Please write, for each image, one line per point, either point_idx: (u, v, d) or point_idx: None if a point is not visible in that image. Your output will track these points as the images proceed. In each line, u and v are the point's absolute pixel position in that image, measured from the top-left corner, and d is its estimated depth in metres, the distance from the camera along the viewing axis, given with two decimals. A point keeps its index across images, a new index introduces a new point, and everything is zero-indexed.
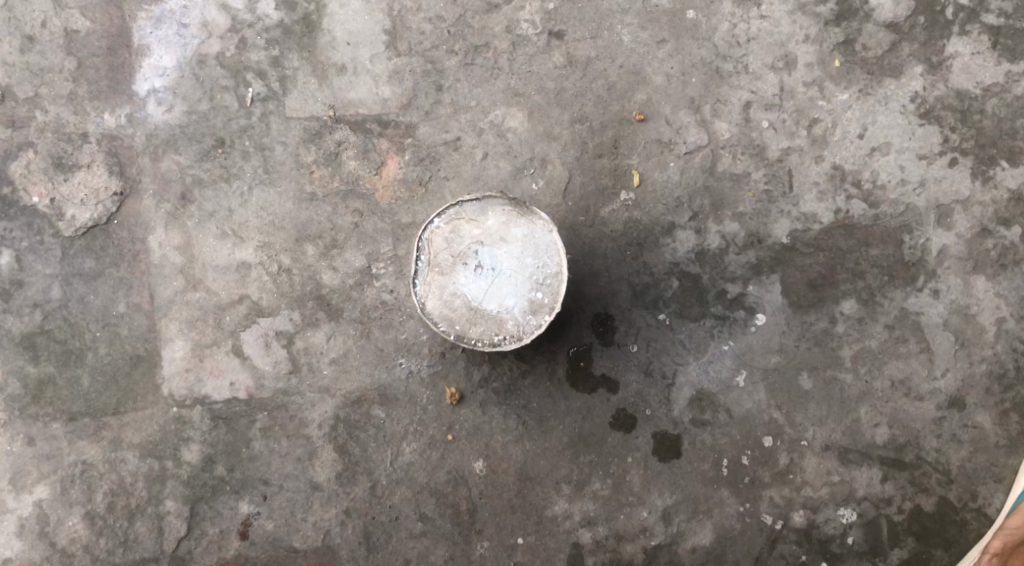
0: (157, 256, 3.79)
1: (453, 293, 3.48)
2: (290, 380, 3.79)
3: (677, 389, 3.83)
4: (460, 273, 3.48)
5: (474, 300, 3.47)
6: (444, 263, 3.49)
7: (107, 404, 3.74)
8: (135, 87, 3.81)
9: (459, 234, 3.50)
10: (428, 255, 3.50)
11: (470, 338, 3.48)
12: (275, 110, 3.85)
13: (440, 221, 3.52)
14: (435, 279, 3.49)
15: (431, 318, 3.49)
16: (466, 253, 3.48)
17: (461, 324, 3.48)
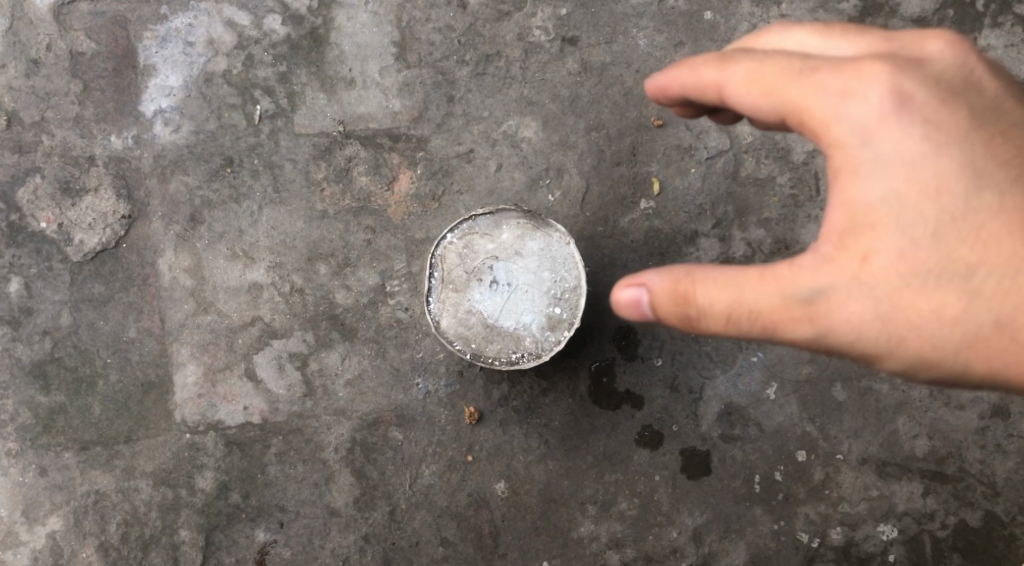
0: (167, 279, 3.71)
1: (468, 310, 3.37)
2: (305, 403, 3.69)
3: (705, 404, 3.69)
4: (475, 290, 3.37)
5: (489, 317, 3.36)
6: (458, 279, 3.38)
7: (118, 432, 3.66)
8: (141, 107, 3.74)
9: (473, 249, 3.38)
10: (441, 272, 3.39)
11: (487, 356, 3.36)
12: (284, 127, 3.77)
13: (453, 236, 3.40)
14: (449, 296, 3.37)
15: (446, 337, 3.37)
16: (482, 268, 3.37)
17: (477, 342, 3.37)
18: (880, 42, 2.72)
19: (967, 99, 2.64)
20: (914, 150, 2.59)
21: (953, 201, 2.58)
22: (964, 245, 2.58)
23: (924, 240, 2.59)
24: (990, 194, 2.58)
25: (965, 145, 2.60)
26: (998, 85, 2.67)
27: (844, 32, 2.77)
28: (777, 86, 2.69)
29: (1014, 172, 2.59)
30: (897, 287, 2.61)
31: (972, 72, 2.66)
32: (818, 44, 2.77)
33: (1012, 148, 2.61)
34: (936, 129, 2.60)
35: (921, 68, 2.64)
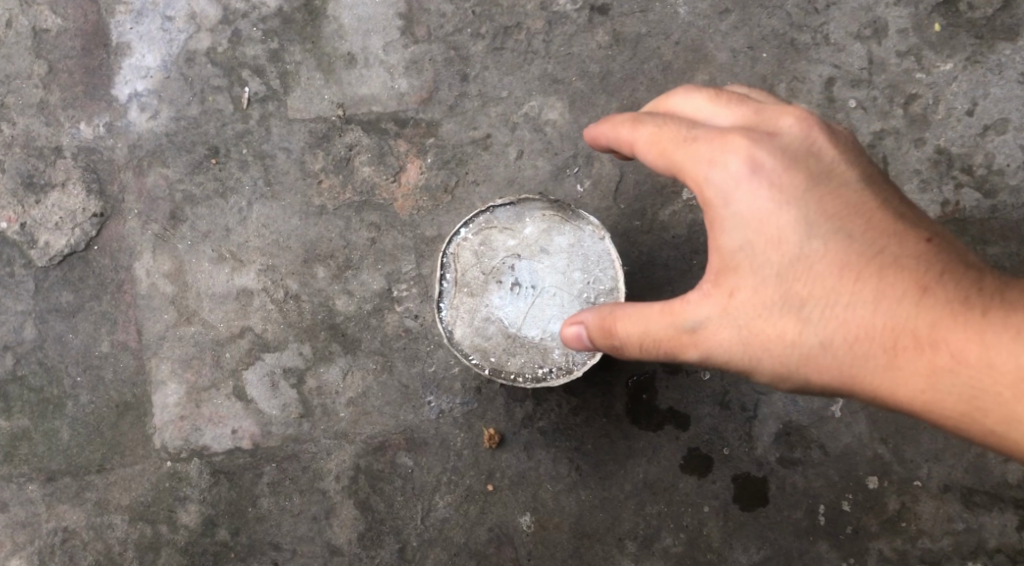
0: (145, 285, 3.27)
1: (485, 319, 2.90)
2: (301, 425, 3.24)
3: (760, 424, 3.20)
4: (494, 294, 2.90)
5: (511, 326, 2.89)
6: (474, 282, 2.91)
7: (90, 460, 3.21)
8: (115, 91, 3.30)
9: (491, 246, 2.91)
10: (453, 273, 2.92)
11: (508, 372, 2.89)
12: (276, 112, 3.32)
13: (468, 232, 2.93)
14: (463, 302, 2.90)
15: (460, 349, 2.90)
16: (501, 268, 2.90)
17: (497, 355, 2.89)
18: (753, 108, 2.44)
19: (812, 159, 2.39)
20: (763, 208, 2.37)
21: (791, 248, 2.36)
22: (810, 286, 2.36)
23: (768, 283, 2.38)
24: (818, 239, 2.36)
25: (801, 198, 2.37)
26: (841, 141, 2.42)
27: (732, 97, 2.46)
28: (666, 147, 2.43)
29: (841, 219, 2.37)
30: (748, 331, 2.39)
31: (819, 138, 2.40)
32: (705, 112, 2.47)
33: (840, 196, 2.38)
34: (781, 187, 2.37)
35: (778, 137, 2.39)
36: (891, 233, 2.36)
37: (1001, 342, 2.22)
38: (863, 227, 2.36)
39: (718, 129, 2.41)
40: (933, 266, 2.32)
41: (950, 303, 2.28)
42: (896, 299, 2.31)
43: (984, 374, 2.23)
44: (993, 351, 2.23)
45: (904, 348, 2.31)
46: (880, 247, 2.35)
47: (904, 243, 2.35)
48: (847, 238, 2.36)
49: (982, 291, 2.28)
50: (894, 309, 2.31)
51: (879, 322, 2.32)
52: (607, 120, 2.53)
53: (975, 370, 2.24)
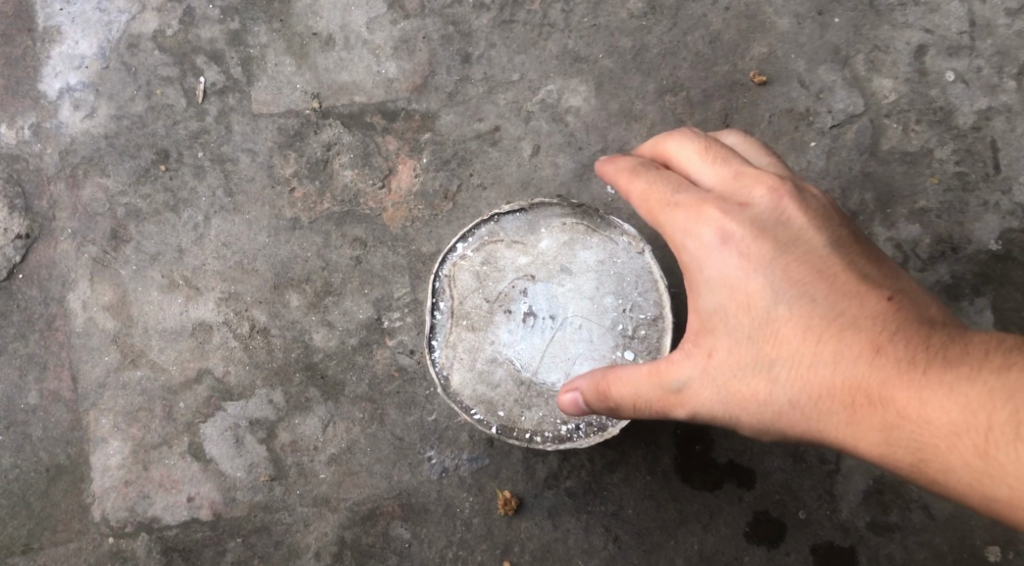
0: (80, 321, 2.67)
1: (491, 360, 2.27)
2: (272, 490, 2.62)
3: (845, 480, 2.54)
4: (502, 328, 2.28)
5: (524, 369, 2.26)
6: (475, 312, 2.29)
7: (14, 538, 2.61)
8: (42, 86, 2.73)
9: (496, 265, 2.30)
10: (449, 301, 2.31)
11: (522, 429, 2.26)
12: (237, 106, 2.73)
13: (467, 248, 2.32)
14: (462, 338, 2.28)
15: (459, 400, 2.28)
16: (510, 294, 2.28)
17: (507, 407, 2.26)
18: (732, 170, 1.99)
19: (781, 223, 1.94)
20: (732, 271, 1.93)
21: (756, 308, 1.92)
22: (779, 350, 1.90)
23: (737, 346, 1.92)
24: (781, 299, 1.90)
25: (765, 258, 1.92)
26: (817, 202, 1.96)
27: (722, 152, 2.01)
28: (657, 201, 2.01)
29: (803, 278, 1.90)
30: (716, 401, 1.93)
31: (793, 202, 1.94)
32: (689, 173, 2.03)
33: (803, 253, 1.92)
34: (751, 248, 1.93)
35: (751, 204, 1.95)
36: (855, 292, 1.88)
37: (946, 398, 1.75)
38: (822, 283, 1.90)
39: (698, 195, 1.98)
40: (896, 323, 1.84)
41: (905, 359, 1.80)
42: (852, 359, 1.84)
43: (929, 435, 1.76)
44: (939, 409, 1.75)
45: (859, 412, 1.83)
46: (841, 305, 1.88)
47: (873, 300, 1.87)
48: (808, 295, 1.90)
49: (938, 345, 1.80)
50: (850, 368, 1.84)
51: (835, 386, 1.85)
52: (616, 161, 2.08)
53: (921, 430, 1.77)
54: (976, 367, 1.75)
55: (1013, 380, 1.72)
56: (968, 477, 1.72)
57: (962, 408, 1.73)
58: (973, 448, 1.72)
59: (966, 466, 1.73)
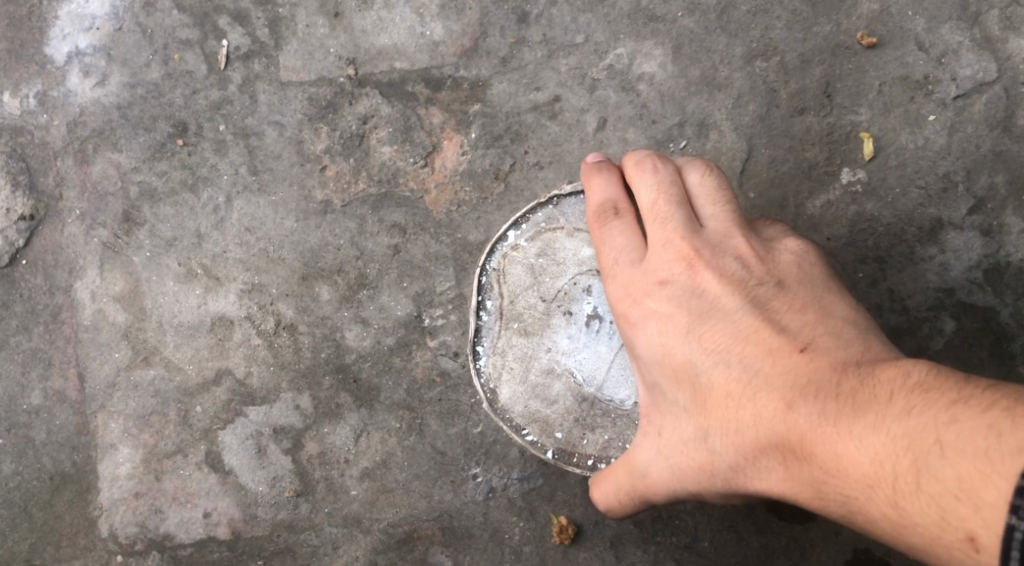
0: (89, 313, 2.40)
1: (547, 372, 2.08)
2: (297, 508, 2.32)
3: None
4: (560, 333, 2.09)
5: (585, 381, 2.06)
6: (528, 313, 2.10)
7: (17, 554, 2.35)
8: (49, 50, 2.44)
9: (552, 259, 2.11)
10: (497, 301, 2.13)
11: (582, 451, 2.07)
12: (263, 73, 2.41)
13: (519, 240, 2.14)
14: (512, 344, 2.10)
15: (509, 416, 2.09)
16: (569, 292, 2.09)
17: (564, 426, 2.08)
18: (661, 234, 1.86)
19: (701, 293, 1.80)
20: (660, 337, 1.81)
21: (685, 374, 1.77)
22: (715, 419, 1.72)
23: (681, 419, 1.78)
24: (702, 367, 1.74)
25: (687, 328, 1.78)
26: (736, 263, 1.82)
27: (663, 208, 1.87)
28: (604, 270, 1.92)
29: (722, 340, 1.74)
30: (671, 481, 1.78)
31: (717, 270, 1.81)
32: (634, 233, 1.91)
33: (720, 321, 1.76)
34: (678, 311, 1.80)
35: (672, 273, 1.83)
36: (772, 351, 1.69)
37: (854, 449, 1.51)
38: (738, 342, 1.73)
39: (632, 263, 1.88)
40: (813, 376, 1.62)
41: (817, 413, 1.57)
42: (768, 420, 1.64)
43: (848, 491, 1.52)
44: (850, 462, 1.51)
45: (788, 471, 1.62)
46: (756, 365, 1.69)
47: (791, 351, 1.67)
48: (726, 355, 1.72)
49: (844, 390, 1.57)
50: (768, 429, 1.63)
51: (761, 452, 1.65)
52: (591, 179, 1.98)
53: (839, 486, 1.53)
54: (882, 412, 1.50)
55: (918, 422, 1.45)
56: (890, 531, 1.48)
57: (871, 458, 1.49)
58: (885, 499, 1.47)
59: (886, 520, 1.48)
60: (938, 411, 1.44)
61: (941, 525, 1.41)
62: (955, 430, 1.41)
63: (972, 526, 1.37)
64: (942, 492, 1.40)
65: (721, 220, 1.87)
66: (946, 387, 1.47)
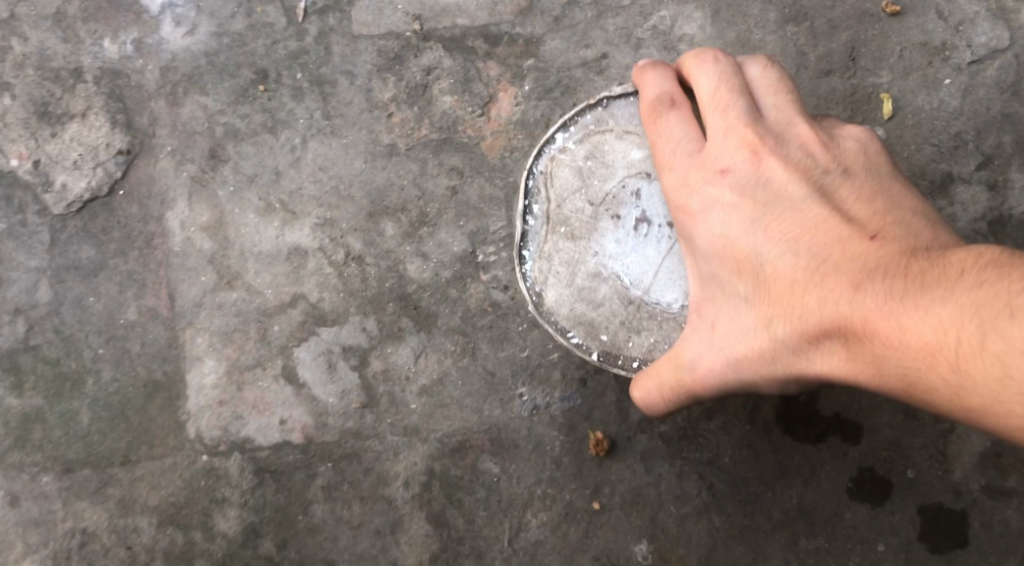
0: (178, 240, 2.67)
1: (592, 277, 2.33)
2: (363, 418, 2.61)
3: (960, 440, 2.43)
4: (602, 239, 2.32)
5: (625, 283, 2.31)
6: (574, 218, 2.34)
7: (114, 451, 2.65)
8: (144, 1, 2.69)
9: (596, 169, 2.36)
10: (545, 207, 2.37)
11: (621, 349, 2.32)
12: (337, 26, 2.66)
13: (565, 152, 2.38)
14: (559, 248, 2.35)
15: (555, 318, 2.35)
16: (616, 197, 2.33)
17: (606, 327, 2.33)
18: (724, 122, 2.11)
19: (763, 180, 2.06)
20: (725, 225, 2.05)
21: (747, 261, 2.02)
22: (778, 302, 1.96)
23: (738, 308, 2.02)
24: (767, 255, 2.00)
25: (751, 215, 2.03)
26: (797, 155, 2.07)
27: (724, 100, 2.12)
28: (661, 164, 2.18)
29: (786, 229, 2.00)
30: (722, 365, 2.02)
31: (776, 161, 2.07)
32: (691, 122, 2.16)
33: (785, 209, 2.02)
34: (743, 203, 2.05)
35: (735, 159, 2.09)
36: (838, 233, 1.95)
37: (919, 319, 1.76)
38: (804, 227, 1.99)
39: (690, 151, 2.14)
40: (875, 260, 1.88)
41: (882, 292, 1.82)
42: (833, 296, 1.88)
43: (909, 358, 1.76)
44: (915, 333, 1.75)
45: (849, 349, 1.86)
46: (821, 252, 1.94)
47: (852, 238, 1.93)
48: (793, 239, 1.98)
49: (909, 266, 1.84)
50: (831, 307, 1.87)
51: (820, 329, 1.89)
52: (645, 77, 2.24)
53: (898, 356, 1.77)
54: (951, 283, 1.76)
55: (985, 294, 1.71)
56: (949, 393, 1.73)
57: (935, 328, 1.73)
58: (947, 365, 1.72)
59: (946, 382, 1.73)
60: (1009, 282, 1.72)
61: (1003, 383, 1.67)
62: None
63: None
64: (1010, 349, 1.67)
65: (779, 118, 2.12)
66: (1011, 265, 1.74)
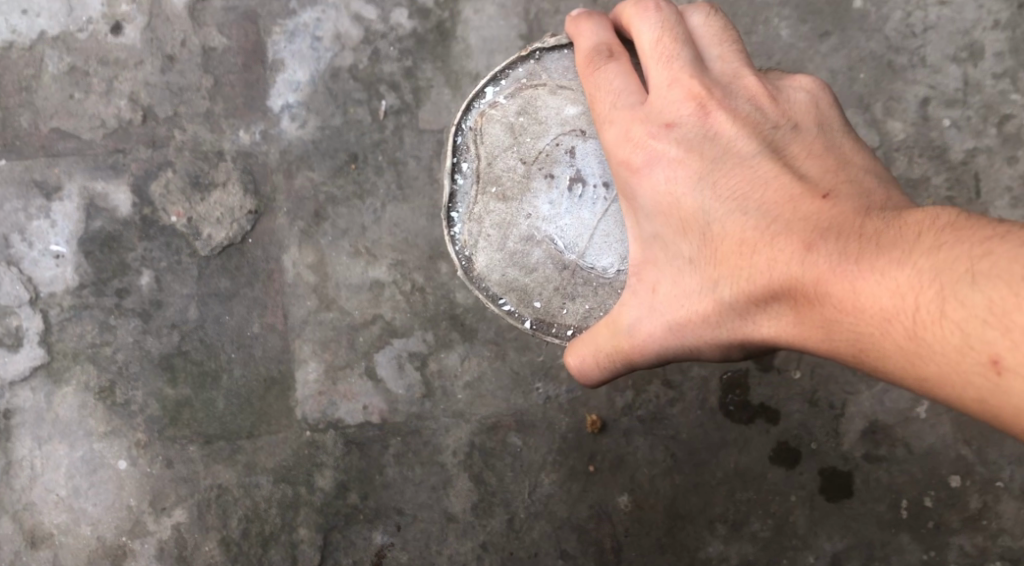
0: (292, 275, 3.69)
1: (517, 235, 2.86)
2: (423, 404, 3.62)
3: (848, 421, 3.46)
4: (528, 198, 2.85)
5: (543, 241, 2.85)
6: (503, 177, 2.87)
7: (241, 427, 3.64)
8: (269, 103, 3.71)
9: (522, 129, 2.87)
10: (473, 164, 2.90)
11: (541, 301, 2.88)
12: (409, 123, 3.68)
13: (497, 110, 2.89)
14: (488, 207, 2.87)
15: (484, 281, 2.90)
16: (540, 156, 2.85)
17: (528, 285, 2.88)
18: (669, 75, 2.63)
19: (702, 132, 2.58)
20: (673, 183, 2.56)
21: (695, 221, 2.52)
22: (727, 261, 2.46)
23: (683, 271, 2.53)
24: (715, 221, 2.50)
25: (695, 171, 2.55)
26: (735, 113, 2.60)
27: (666, 54, 2.65)
28: (597, 114, 2.71)
29: (733, 192, 2.50)
30: (668, 321, 2.54)
31: (717, 116, 2.59)
32: (625, 71, 2.70)
33: (734, 172, 2.52)
34: (693, 169, 2.55)
35: (682, 119, 2.60)
36: (788, 195, 2.43)
37: (879, 287, 2.21)
38: (754, 191, 2.48)
39: (632, 105, 2.66)
40: (823, 225, 2.35)
41: (834, 255, 2.29)
42: (783, 259, 2.37)
43: (864, 318, 2.23)
44: (873, 298, 2.21)
45: (802, 310, 2.34)
46: (769, 217, 2.43)
47: (796, 201, 2.42)
48: (741, 204, 2.48)
49: (858, 227, 2.30)
50: (782, 269, 2.36)
51: (771, 286, 2.38)
52: (581, 28, 2.79)
53: (852, 318, 2.25)
54: (906, 248, 2.20)
55: (944, 258, 2.15)
56: (902, 355, 2.18)
57: (891, 295, 2.19)
58: (905, 331, 2.17)
59: (903, 342, 2.18)
60: (963, 249, 2.14)
61: (961, 350, 2.11)
62: (986, 265, 2.10)
63: (997, 351, 2.07)
64: (970, 316, 2.10)
65: (715, 76, 2.66)
66: (964, 229, 2.18)
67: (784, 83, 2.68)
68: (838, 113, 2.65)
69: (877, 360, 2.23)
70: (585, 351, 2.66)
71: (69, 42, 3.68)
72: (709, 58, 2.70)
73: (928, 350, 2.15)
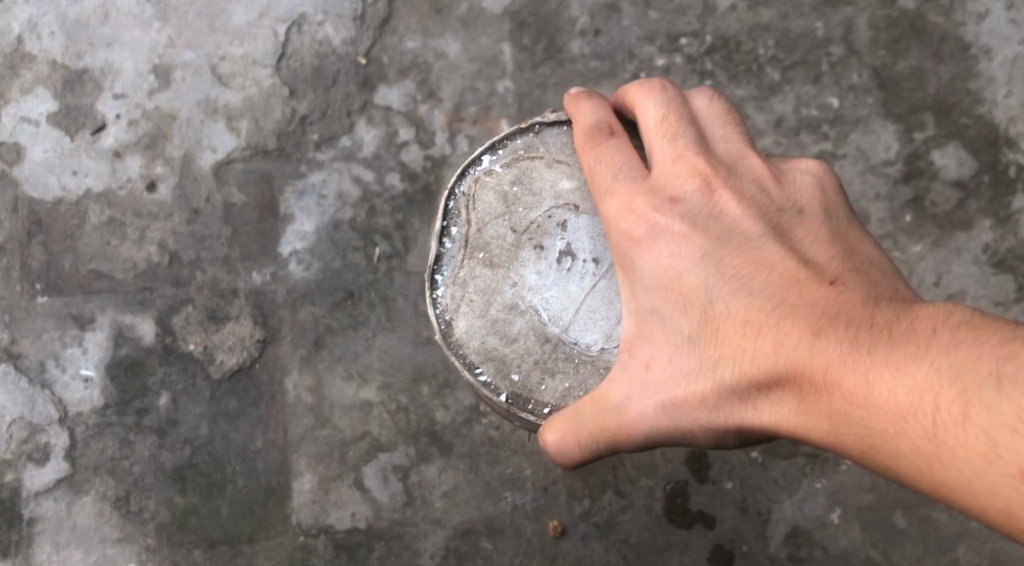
0: (292, 396, 4.21)
1: (500, 303, 3.26)
2: (405, 511, 4.12)
3: (773, 526, 4.02)
4: (515, 266, 3.27)
5: (524, 312, 3.24)
6: (491, 244, 3.29)
7: (242, 532, 4.15)
8: (279, 248, 4.29)
9: (515, 200, 3.32)
10: (462, 230, 3.32)
11: (516, 371, 3.24)
12: (399, 267, 4.26)
13: (489, 182, 3.35)
14: (474, 272, 3.28)
15: (462, 348, 3.26)
16: (530, 227, 3.28)
17: (504, 353, 3.25)
18: (672, 151, 3.01)
19: (704, 208, 2.93)
20: (672, 254, 2.89)
21: (697, 299, 2.83)
22: (731, 342, 2.76)
23: (681, 350, 2.82)
24: (718, 300, 2.81)
25: (696, 244, 2.88)
26: (736, 193, 2.94)
27: (669, 130, 3.04)
28: (596, 185, 3.09)
29: (737, 274, 2.82)
30: (664, 399, 2.81)
31: (716, 195, 2.94)
32: (622, 147, 3.09)
33: (737, 254, 2.85)
34: (693, 245, 2.88)
35: (686, 194, 2.95)
36: (795, 281, 2.75)
37: (895, 384, 2.48)
38: (758, 276, 2.80)
39: (632, 178, 3.02)
40: (830, 314, 2.66)
41: (844, 344, 2.59)
42: (791, 345, 2.66)
43: (873, 407, 2.51)
44: (886, 392, 2.49)
45: (808, 397, 2.63)
46: (776, 303, 2.74)
47: (801, 288, 2.73)
48: (747, 288, 2.79)
49: (869, 320, 2.61)
50: (789, 354, 2.66)
51: (774, 370, 2.68)
52: (584, 106, 3.21)
53: (863, 410, 2.52)
54: (924, 346, 2.49)
55: (959, 361, 2.43)
56: (918, 451, 2.44)
57: (906, 393, 2.46)
58: (925, 430, 2.44)
59: (916, 436, 2.45)
60: (986, 354, 2.41)
61: (987, 457, 2.35)
62: (1008, 370, 2.37)
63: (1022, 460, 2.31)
64: (994, 422, 2.35)
65: (717, 156, 3.02)
66: (981, 333, 2.46)
67: (790, 165, 3.02)
68: (842, 197, 2.97)
69: (876, 454, 2.52)
70: (571, 423, 2.93)
71: (110, 198, 4.32)
72: (712, 137, 3.07)
73: (948, 451, 2.40)
